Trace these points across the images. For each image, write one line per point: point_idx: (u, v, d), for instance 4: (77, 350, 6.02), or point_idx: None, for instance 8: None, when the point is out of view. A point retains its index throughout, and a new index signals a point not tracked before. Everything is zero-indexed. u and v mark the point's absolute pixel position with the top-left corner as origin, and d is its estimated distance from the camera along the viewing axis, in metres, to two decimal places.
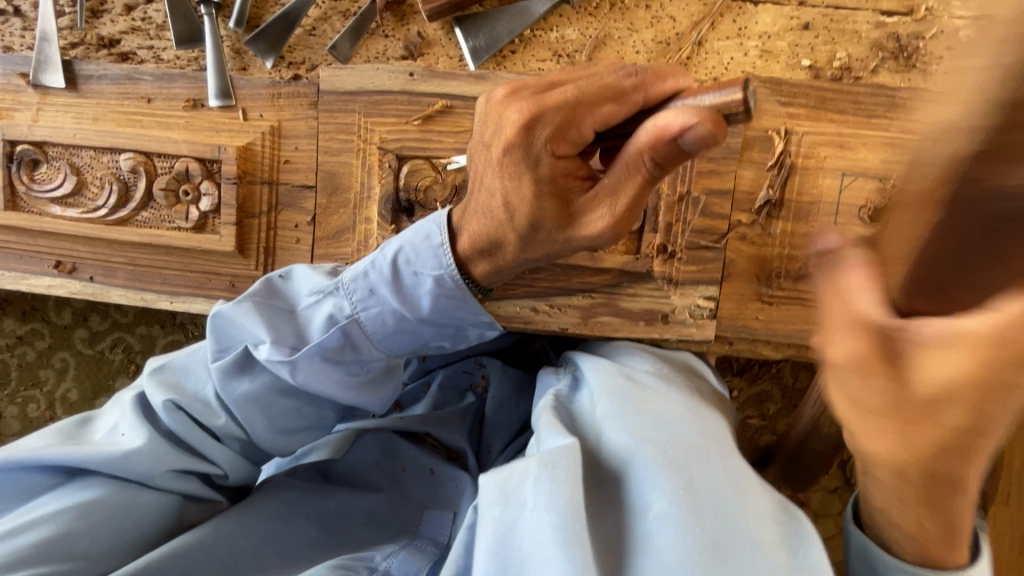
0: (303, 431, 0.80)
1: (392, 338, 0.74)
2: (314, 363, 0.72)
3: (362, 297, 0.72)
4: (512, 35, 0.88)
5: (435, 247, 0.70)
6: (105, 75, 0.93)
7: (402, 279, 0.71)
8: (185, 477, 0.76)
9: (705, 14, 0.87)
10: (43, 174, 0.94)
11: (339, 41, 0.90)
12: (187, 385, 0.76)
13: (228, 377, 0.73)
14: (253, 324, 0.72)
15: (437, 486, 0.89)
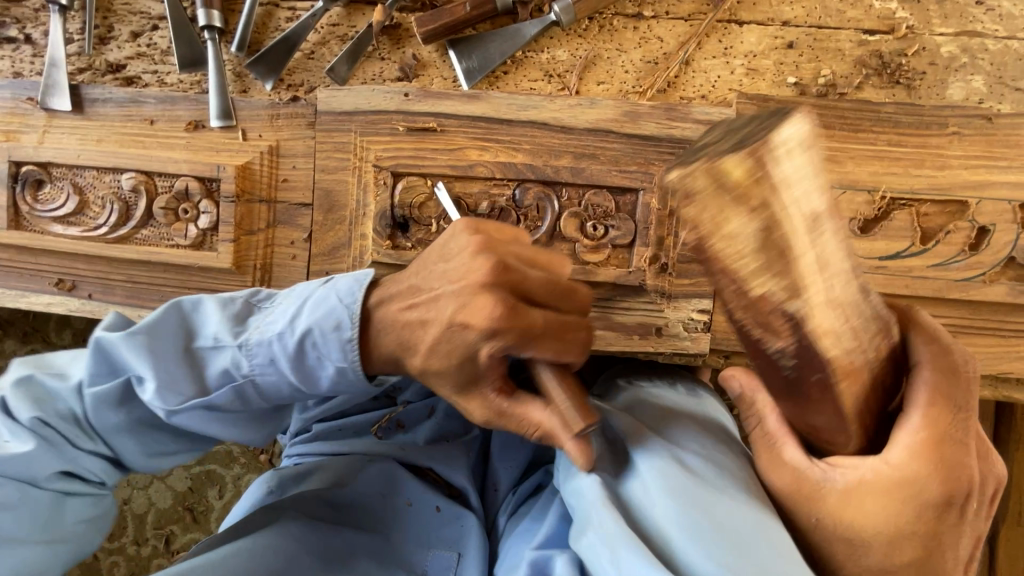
0: (179, 454, 0.78)
1: (285, 399, 0.74)
2: (198, 412, 0.71)
3: (260, 362, 0.70)
4: (504, 55, 0.90)
5: (344, 341, 0.69)
6: (110, 98, 0.96)
7: (304, 358, 0.70)
8: (70, 481, 0.72)
9: (691, 34, 0.89)
10: (47, 194, 0.96)
11: (337, 65, 0.93)
12: (60, 401, 0.72)
13: (106, 407, 0.71)
14: (140, 364, 0.69)
15: (441, 524, 0.95)
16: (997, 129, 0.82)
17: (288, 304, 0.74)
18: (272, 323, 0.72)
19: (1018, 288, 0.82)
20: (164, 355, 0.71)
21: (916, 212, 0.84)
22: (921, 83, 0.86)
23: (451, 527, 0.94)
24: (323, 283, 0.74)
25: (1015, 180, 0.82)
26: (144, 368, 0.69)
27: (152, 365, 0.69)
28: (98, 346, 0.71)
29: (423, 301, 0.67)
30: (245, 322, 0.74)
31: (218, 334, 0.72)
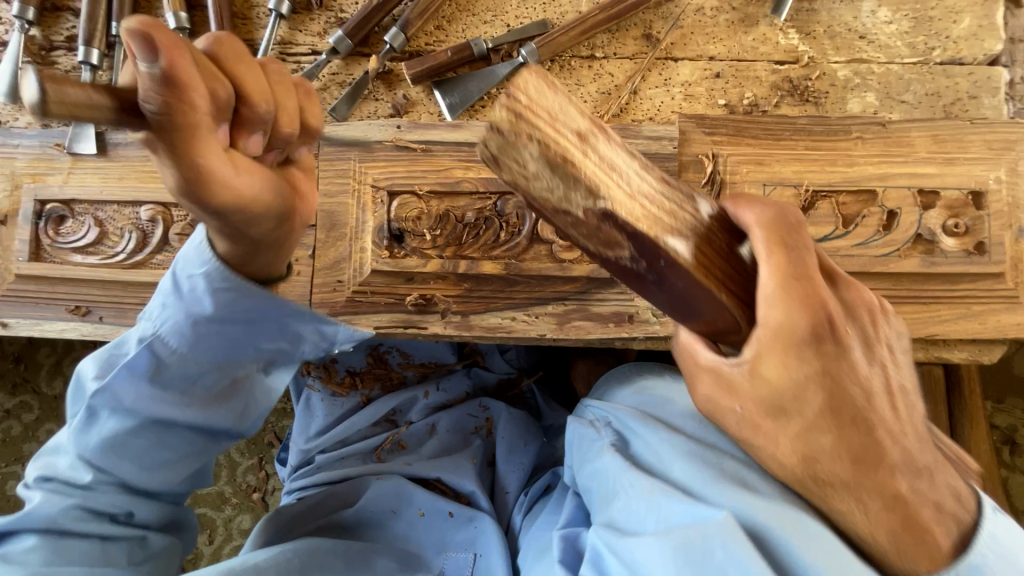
0: (176, 462, 0.90)
1: (200, 349, 0.81)
2: (131, 386, 0.81)
3: (155, 316, 0.80)
4: (481, 92, 1.06)
5: (200, 248, 0.75)
6: (133, 142, 1.07)
7: (180, 288, 0.78)
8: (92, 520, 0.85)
9: (636, 69, 1.07)
10: (68, 228, 1.04)
11: (337, 105, 1.07)
12: (52, 462, 0.87)
13: (80, 433, 0.83)
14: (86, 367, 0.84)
15: (455, 527, 1.21)
16: (890, 132, 1.00)
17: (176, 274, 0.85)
18: (153, 306, 0.81)
19: (928, 260, 0.97)
20: (114, 452, 0.84)
21: (836, 202, 0.99)
22: (826, 100, 1.05)
23: (466, 531, 1.21)
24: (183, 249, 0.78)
25: (911, 171, 0.99)
26: (123, 475, 0.86)
27: (115, 463, 0.84)
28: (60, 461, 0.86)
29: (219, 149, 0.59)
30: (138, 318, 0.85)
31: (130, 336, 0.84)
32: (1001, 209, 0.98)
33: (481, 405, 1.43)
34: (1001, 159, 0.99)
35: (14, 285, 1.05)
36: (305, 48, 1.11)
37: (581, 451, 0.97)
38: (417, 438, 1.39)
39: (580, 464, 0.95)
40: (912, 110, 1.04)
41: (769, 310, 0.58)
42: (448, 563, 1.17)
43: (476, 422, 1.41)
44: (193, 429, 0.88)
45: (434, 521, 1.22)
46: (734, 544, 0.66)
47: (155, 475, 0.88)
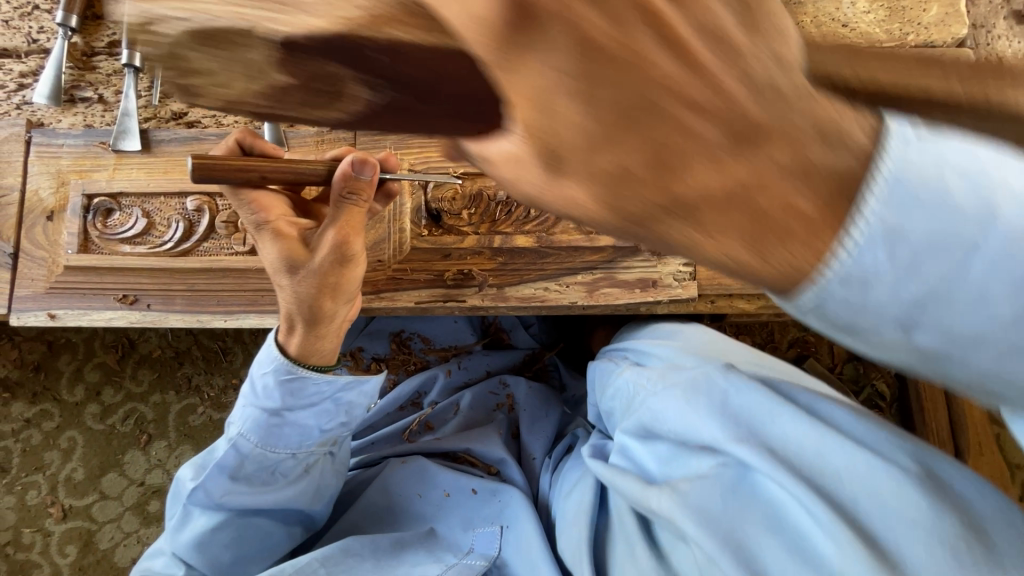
0: (254, 546, 1.08)
1: (273, 439, 1.02)
2: (218, 479, 1.02)
3: (235, 415, 1.04)
4: None
5: (268, 355, 1.00)
6: (176, 137, 1.13)
7: (254, 388, 1.02)
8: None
9: None
10: (116, 220, 1.09)
11: None
12: (153, 563, 1.06)
13: (178, 528, 1.04)
14: (186, 473, 1.08)
15: (481, 502, 1.22)
16: None
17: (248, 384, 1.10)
18: (235, 414, 1.04)
19: None
20: (211, 550, 1.04)
21: None
22: None
23: (491, 505, 1.21)
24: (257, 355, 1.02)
25: None
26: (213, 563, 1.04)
27: (209, 547, 1.04)
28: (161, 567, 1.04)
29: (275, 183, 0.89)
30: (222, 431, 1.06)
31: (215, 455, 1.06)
32: None
33: (501, 382, 1.47)
34: None
35: (63, 277, 1.09)
36: None
37: (597, 383, 1.08)
38: (443, 418, 1.44)
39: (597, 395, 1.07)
40: None
41: (555, 67, 0.39)
42: (477, 539, 1.19)
43: (497, 399, 1.46)
44: (275, 516, 1.09)
45: (460, 498, 1.24)
46: (735, 377, 0.80)
47: (242, 554, 1.07)
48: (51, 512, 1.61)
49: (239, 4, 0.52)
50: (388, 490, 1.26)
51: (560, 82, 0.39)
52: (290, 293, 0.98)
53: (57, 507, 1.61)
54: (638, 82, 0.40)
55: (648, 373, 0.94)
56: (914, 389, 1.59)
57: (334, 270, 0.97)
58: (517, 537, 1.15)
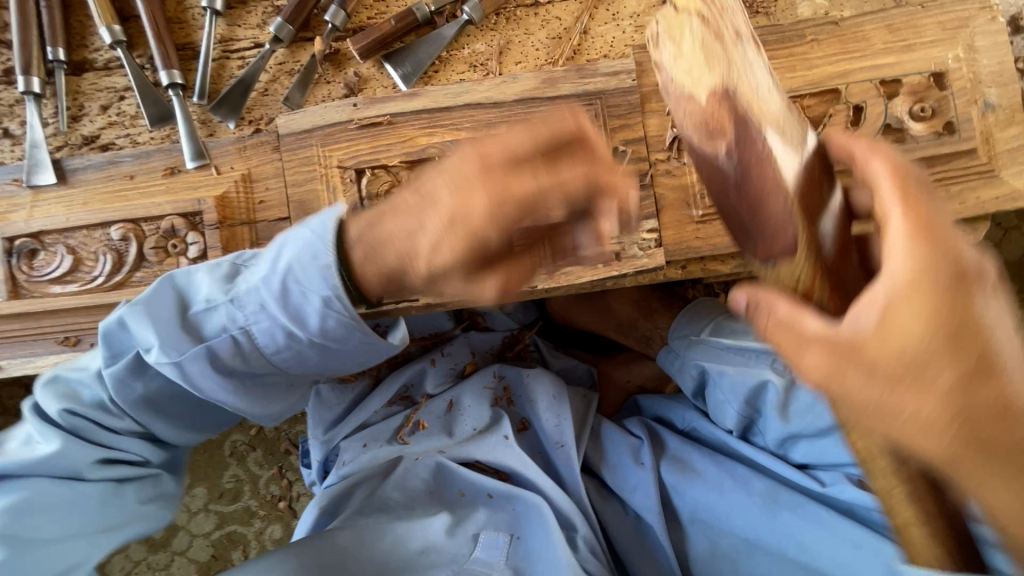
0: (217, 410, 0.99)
1: (278, 344, 0.96)
2: (199, 362, 0.92)
3: (253, 312, 0.92)
4: (432, 57, 1.05)
5: (314, 247, 0.91)
6: (91, 165, 1.06)
7: (288, 297, 0.92)
8: (109, 466, 0.96)
9: (583, 9, 1.06)
10: (41, 260, 1.03)
11: (291, 93, 1.06)
12: (82, 395, 0.94)
13: (125, 380, 0.92)
14: (145, 331, 0.91)
15: (495, 509, 1.19)
16: (844, 30, 1.00)
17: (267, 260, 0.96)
18: (256, 272, 0.93)
19: (900, 149, 0.97)
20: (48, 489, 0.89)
21: (801, 106, 1.00)
22: (775, 10, 1.05)
23: (506, 512, 1.18)
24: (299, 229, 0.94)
25: (870, 65, 0.99)
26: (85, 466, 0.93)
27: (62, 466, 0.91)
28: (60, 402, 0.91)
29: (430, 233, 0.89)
30: (230, 278, 0.95)
31: (217, 293, 0.94)
32: (964, 86, 0.98)
33: (496, 374, 1.35)
34: (957, 37, 0.99)
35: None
36: (247, 42, 1.08)
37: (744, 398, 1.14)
38: (437, 415, 1.29)
39: (775, 426, 1.12)
40: (863, 5, 1.04)
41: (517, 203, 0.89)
42: (486, 543, 1.14)
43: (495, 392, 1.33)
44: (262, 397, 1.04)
45: (475, 500, 1.20)
46: None
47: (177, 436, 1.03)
48: None
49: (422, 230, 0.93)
50: (397, 487, 1.20)
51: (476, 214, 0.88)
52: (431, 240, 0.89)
53: None
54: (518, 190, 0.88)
55: None
56: None
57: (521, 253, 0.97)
58: (542, 548, 1.12)
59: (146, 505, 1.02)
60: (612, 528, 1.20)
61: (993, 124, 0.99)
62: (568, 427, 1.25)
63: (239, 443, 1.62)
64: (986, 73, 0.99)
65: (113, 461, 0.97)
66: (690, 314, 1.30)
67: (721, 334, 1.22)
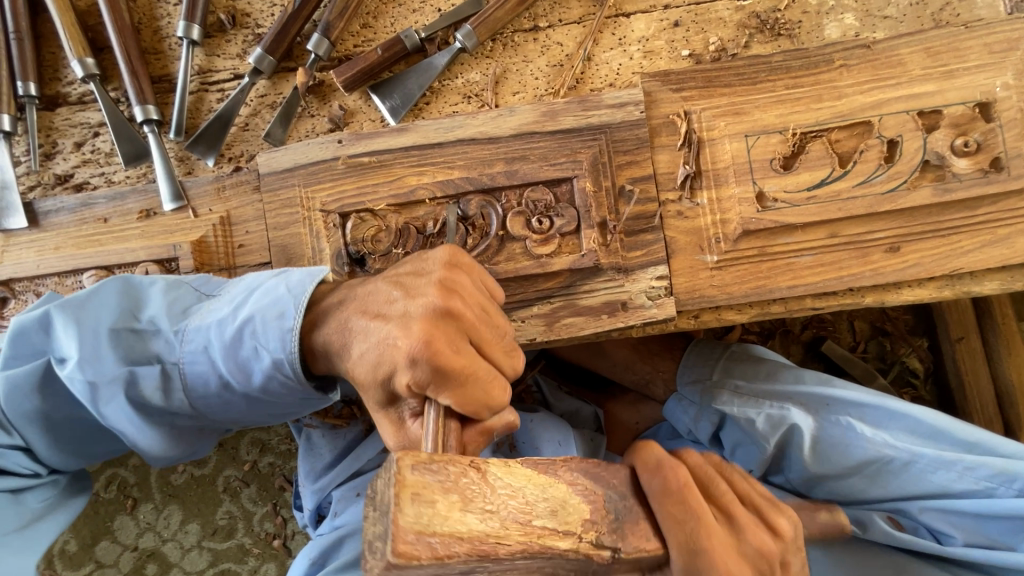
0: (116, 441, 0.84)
1: (210, 392, 0.80)
2: (119, 393, 0.75)
3: (196, 350, 0.77)
4: (422, 88, 0.96)
5: (284, 329, 0.75)
6: (63, 207, 0.99)
7: (240, 347, 0.76)
8: (2, 477, 0.77)
9: (587, 33, 0.97)
10: (12, 309, 0.97)
11: (272, 128, 0.98)
12: None
13: (29, 390, 0.75)
14: (69, 340, 0.73)
15: None
16: (878, 55, 0.90)
17: (229, 293, 0.80)
18: (213, 311, 0.78)
19: (940, 188, 0.87)
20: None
21: (829, 140, 0.90)
22: (800, 31, 0.95)
23: None
24: (271, 277, 0.80)
25: (907, 94, 0.89)
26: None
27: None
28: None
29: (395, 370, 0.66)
30: (184, 312, 0.79)
31: (157, 317, 0.78)
32: (1014, 117, 0.87)
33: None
34: (1006, 62, 0.89)
35: None
36: (226, 73, 1.02)
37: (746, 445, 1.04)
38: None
39: (799, 467, 0.98)
40: (898, 25, 0.94)
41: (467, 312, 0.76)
42: None
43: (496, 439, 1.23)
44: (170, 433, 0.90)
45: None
46: None
47: (63, 464, 0.83)
48: None
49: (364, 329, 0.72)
50: None
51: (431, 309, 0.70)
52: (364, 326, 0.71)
53: None
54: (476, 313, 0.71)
55: (887, 451, 0.92)
56: (950, 361, 1.39)
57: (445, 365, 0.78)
58: None
59: (39, 521, 0.83)
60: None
61: None
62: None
63: (233, 478, 1.57)
64: None
65: (5, 471, 0.78)
66: (687, 355, 1.14)
67: (722, 376, 1.08)
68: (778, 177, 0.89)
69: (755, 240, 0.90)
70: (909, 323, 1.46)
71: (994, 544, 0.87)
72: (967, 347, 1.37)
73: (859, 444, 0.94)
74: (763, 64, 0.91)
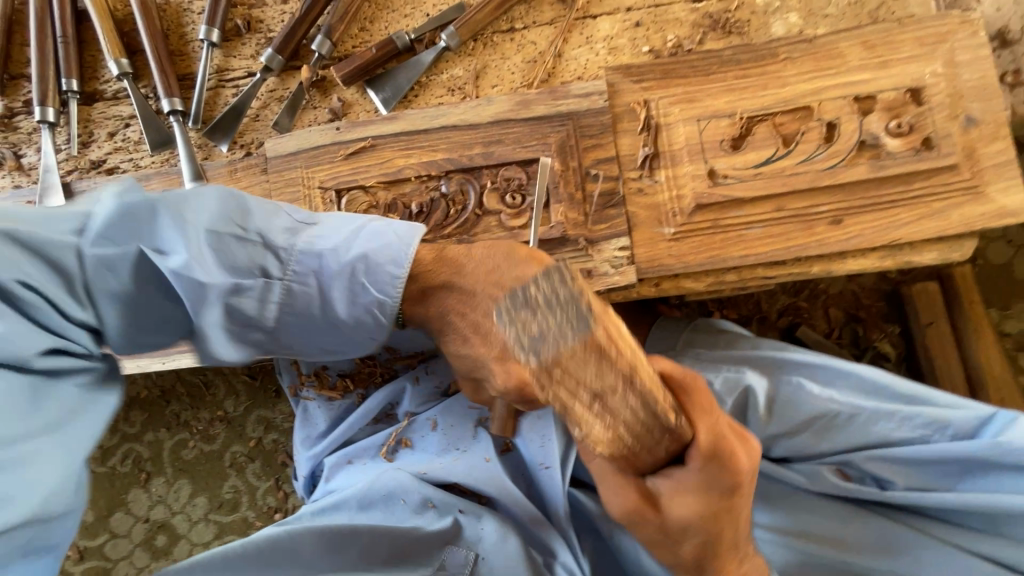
0: (165, 336, 0.81)
1: (289, 317, 0.83)
2: (219, 296, 0.77)
3: (299, 272, 0.81)
4: (411, 81, 1.09)
5: (392, 275, 0.84)
6: (96, 187, 1.13)
7: (348, 284, 0.83)
8: (56, 357, 0.73)
9: (558, 33, 1.09)
10: None
11: (280, 118, 1.11)
12: (34, 260, 0.69)
13: (105, 264, 0.73)
14: (177, 234, 0.74)
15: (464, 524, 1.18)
16: (818, 48, 1.00)
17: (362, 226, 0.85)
18: (326, 239, 0.83)
19: (876, 165, 0.96)
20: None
21: (774, 123, 0.99)
22: (749, 28, 1.05)
23: (474, 527, 1.17)
24: (377, 220, 0.87)
25: (844, 82, 0.99)
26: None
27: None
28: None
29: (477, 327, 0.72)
30: (294, 232, 0.83)
31: (263, 230, 0.80)
32: (942, 101, 0.96)
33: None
34: (935, 53, 0.98)
35: None
36: (241, 71, 1.15)
37: None
38: (421, 435, 1.30)
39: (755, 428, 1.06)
40: (839, 22, 1.04)
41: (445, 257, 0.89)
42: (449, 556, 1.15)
43: (479, 413, 1.30)
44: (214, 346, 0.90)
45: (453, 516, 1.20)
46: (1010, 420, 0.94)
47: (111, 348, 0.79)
48: (69, 554, 1.66)
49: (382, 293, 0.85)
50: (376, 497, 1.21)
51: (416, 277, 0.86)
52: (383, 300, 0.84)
53: (73, 548, 1.66)
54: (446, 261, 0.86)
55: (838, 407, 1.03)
56: (920, 345, 1.45)
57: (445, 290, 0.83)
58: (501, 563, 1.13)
59: (75, 419, 0.75)
60: (612, 548, 1.20)
61: (976, 139, 0.97)
62: (554, 450, 1.20)
63: (239, 454, 1.67)
64: (967, 87, 0.97)
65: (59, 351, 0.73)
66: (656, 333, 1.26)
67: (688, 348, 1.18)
68: (727, 156, 0.99)
69: (708, 213, 0.99)
70: (882, 310, 1.52)
71: (934, 486, 0.99)
72: (936, 332, 1.43)
73: (806, 400, 1.05)
74: (714, 57, 1.02)
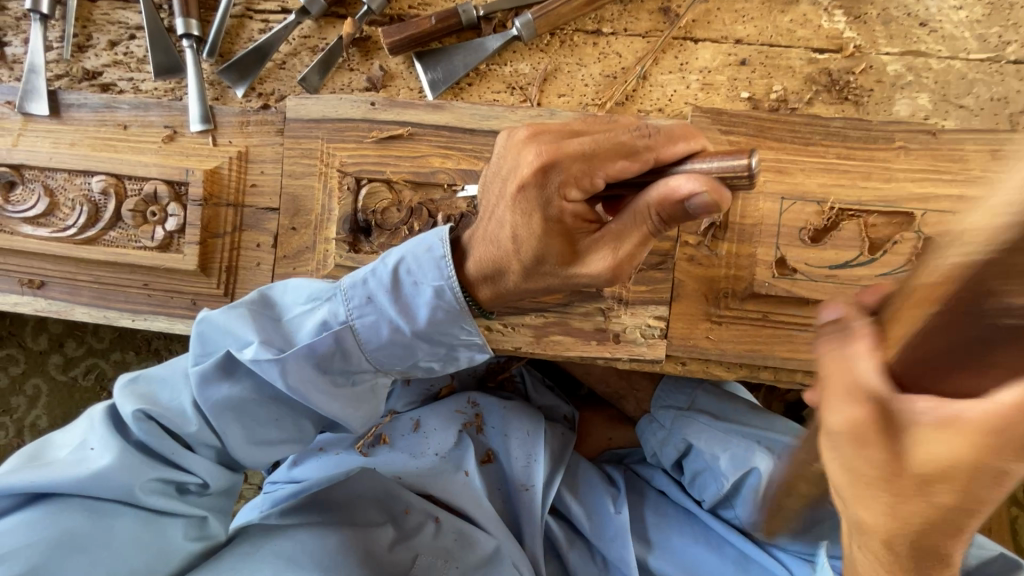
0: (280, 445, 0.82)
1: (382, 348, 0.77)
2: (300, 365, 0.75)
3: (358, 304, 0.75)
4: (467, 68, 0.93)
5: (436, 258, 0.74)
6: (86, 104, 0.98)
7: (401, 288, 0.75)
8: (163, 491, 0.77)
9: (648, 50, 0.92)
10: (18, 195, 0.97)
11: (308, 74, 0.95)
12: (161, 397, 0.78)
13: (208, 381, 0.75)
14: (243, 328, 0.75)
15: (438, 535, 1.06)
16: (940, 145, 0.85)
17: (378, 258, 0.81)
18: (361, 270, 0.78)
19: None
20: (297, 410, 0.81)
21: (865, 223, 0.86)
22: (869, 99, 0.90)
23: (455, 540, 1.05)
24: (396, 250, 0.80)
25: (961, 193, 0.85)
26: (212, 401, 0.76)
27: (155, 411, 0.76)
28: (275, 372, 0.74)
29: (491, 228, 0.82)
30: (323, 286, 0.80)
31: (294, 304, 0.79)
32: None
33: (469, 400, 1.25)
34: None
35: None
36: (274, 4, 0.98)
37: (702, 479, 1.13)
38: (403, 433, 1.22)
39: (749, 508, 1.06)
40: (972, 117, 0.89)
41: (580, 146, 0.75)
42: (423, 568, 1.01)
43: (464, 419, 1.23)
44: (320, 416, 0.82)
45: (420, 525, 1.06)
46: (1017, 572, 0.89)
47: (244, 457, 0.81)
48: None
49: (526, 178, 0.77)
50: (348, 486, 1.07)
51: (583, 159, 0.75)
52: (511, 221, 0.80)
53: None
54: (591, 170, 0.75)
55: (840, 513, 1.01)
56: None
57: (604, 158, 0.75)
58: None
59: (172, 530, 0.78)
60: None
61: None
62: (539, 470, 1.15)
63: None
64: None
65: (167, 485, 0.78)
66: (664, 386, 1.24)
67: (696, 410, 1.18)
68: (803, 248, 0.87)
69: (762, 304, 0.88)
70: None
71: None
72: None
73: None
74: (821, 127, 0.87)
